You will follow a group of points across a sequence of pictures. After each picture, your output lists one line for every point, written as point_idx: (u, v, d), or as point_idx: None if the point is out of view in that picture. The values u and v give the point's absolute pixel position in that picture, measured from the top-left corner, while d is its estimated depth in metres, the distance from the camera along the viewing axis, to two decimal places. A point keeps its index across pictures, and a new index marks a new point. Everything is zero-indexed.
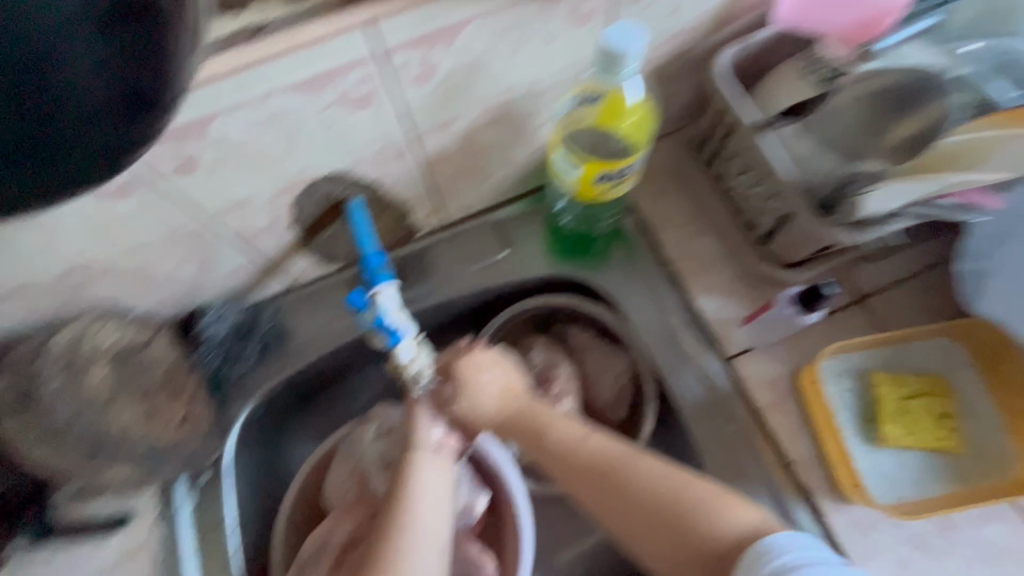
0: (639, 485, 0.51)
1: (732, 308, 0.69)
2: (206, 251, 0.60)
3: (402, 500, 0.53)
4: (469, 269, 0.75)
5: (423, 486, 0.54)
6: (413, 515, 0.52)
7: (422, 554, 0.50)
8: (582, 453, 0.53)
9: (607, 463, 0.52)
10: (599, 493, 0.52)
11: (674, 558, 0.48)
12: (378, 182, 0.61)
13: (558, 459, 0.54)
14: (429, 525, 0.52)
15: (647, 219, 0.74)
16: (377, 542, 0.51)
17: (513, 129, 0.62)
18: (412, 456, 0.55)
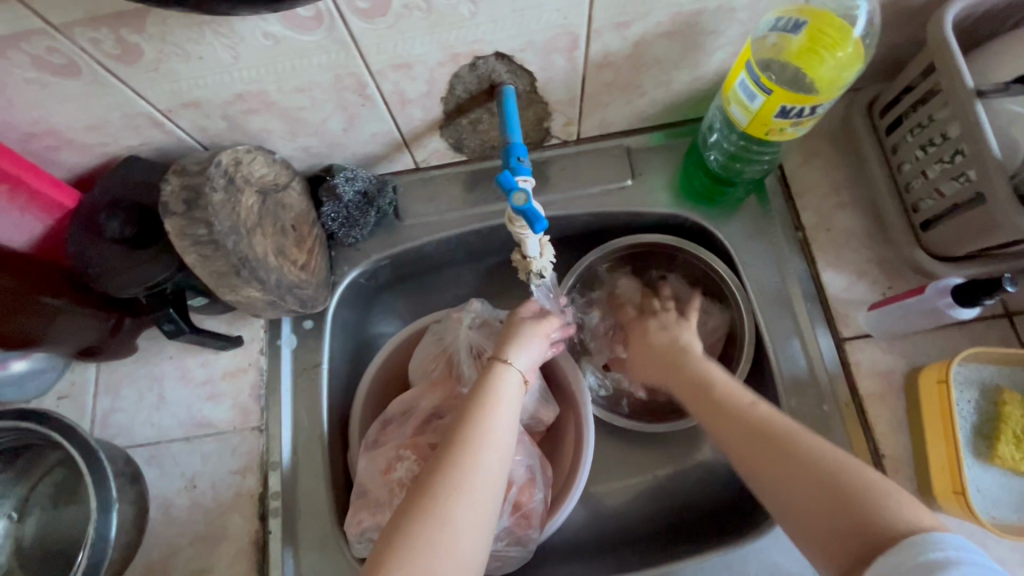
0: (808, 456, 0.49)
1: (860, 290, 0.65)
2: (358, 108, 0.60)
3: (479, 405, 0.53)
4: (591, 189, 0.72)
5: (502, 397, 0.54)
6: (489, 418, 0.51)
7: (488, 457, 0.49)
8: (751, 415, 0.54)
9: (776, 431, 0.51)
10: (753, 455, 0.51)
11: (820, 533, 0.46)
12: (536, 74, 0.60)
13: (720, 415, 0.55)
14: (503, 428, 0.51)
15: (790, 179, 0.70)
16: (446, 438, 0.51)
17: (688, 46, 0.59)
18: (497, 367, 0.56)
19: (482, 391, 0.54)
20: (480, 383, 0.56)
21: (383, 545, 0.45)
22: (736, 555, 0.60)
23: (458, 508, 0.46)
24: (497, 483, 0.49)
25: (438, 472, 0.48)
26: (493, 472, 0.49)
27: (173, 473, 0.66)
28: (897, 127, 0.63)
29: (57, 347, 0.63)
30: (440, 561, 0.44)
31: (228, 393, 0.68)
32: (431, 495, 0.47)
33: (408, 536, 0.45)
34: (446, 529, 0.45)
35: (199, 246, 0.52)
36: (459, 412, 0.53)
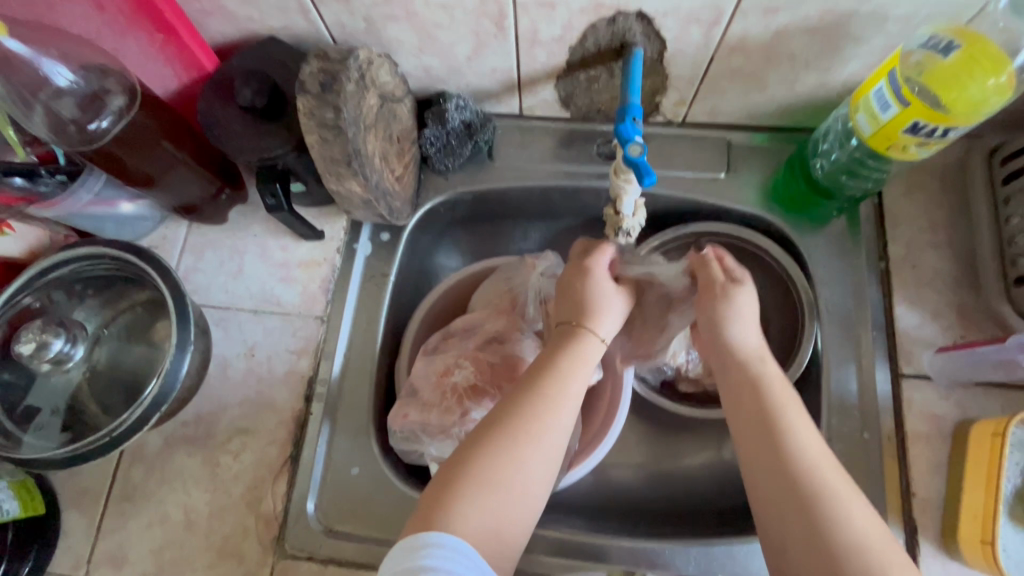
0: (841, 525, 0.44)
1: (931, 332, 0.64)
2: (489, 38, 0.62)
3: (550, 366, 0.53)
4: (684, 173, 0.73)
5: (582, 366, 0.54)
6: (570, 377, 0.52)
7: (563, 417, 0.51)
8: (800, 458, 0.48)
9: (822, 486, 0.46)
10: (776, 497, 0.47)
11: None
12: (670, 42, 0.60)
13: (764, 441, 0.49)
14: (568, 396, 0.52)
15: (888, 208, 0.69)
16: (520, 388, 0.52)
17: (827, 47, 0.58)
18: (580, 332, 0.55)
19: (564, 352, 0.54)
20: (561, 342, 0.55)
21: (457, 474, 0.47)
22: (741, 549, 0.61)
23: (529, 457, 0.48)
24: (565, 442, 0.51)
25: (516, 418, 0.49)
26: (565, 428, 0.50)
27: (235, 338, 0.70)
28: (1015, 178, 0.62)
29: (163, 197, 0.67)
30: (510, 502, 0.46)
31: (300, 280, 0.72)
32: (487, 445, 0.48)
33: (481, 472, 0.47)
34: (501, 476, 0.47)
35: (323, 129, 0.55)
36: (532, 371, 0.53)
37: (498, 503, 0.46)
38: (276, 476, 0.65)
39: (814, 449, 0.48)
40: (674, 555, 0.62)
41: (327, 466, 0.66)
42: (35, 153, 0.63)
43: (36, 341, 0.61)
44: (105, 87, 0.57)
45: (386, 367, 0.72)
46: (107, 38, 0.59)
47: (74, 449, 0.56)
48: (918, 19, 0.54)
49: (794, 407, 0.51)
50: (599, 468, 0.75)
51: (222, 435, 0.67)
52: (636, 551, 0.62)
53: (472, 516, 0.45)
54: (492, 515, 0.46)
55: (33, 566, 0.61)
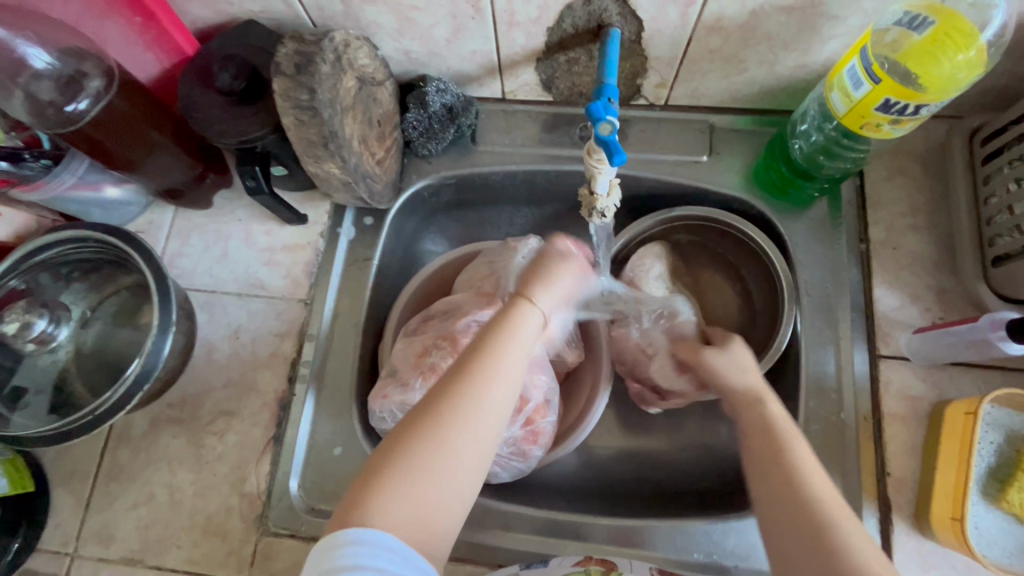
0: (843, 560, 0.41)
1: (909, 314, 0.64)
2: (466, 20, 0.62)
3: (494, 339, 0.50)
4: (666, 157, 0.73)
5: (520, 335, 0.51)
6: (503, 355, 0.49)
7: (490, 398, 0.48)
8: (806, 493, 0.45)
9: (829, 523, 0.43)
10: (795, 543, 0.43)
11: None
12: (647, 23, 0.60)
13: (779, 484, 0.46)
14: (509, 367, 0.49)
15: (869, 190, 0.69)
16: (452, 366, 0.49)
17: (804, 26, 0.58)
18: (515, 305, 0.52)
19: (498, 326, 0.50)
20: (499, 317, 0.52)
21: (380, 456, 0.46)
22: (716, 527, 0.62)
23: (455, 438, 0.46)
24: (497, 423, 0.48)
25: (439, 399, 0.47)
26: (490, 408, 0.48)
27: (221, 322, 0.71)
28: (995, 157, 0.61)
29: (146, 181, 0.68)
30: (434, 485, 0.45)
31: (284, 264, 0.73)
32: (429, 426, 0.46)
33: (395, 464, 0.45)
34: (445, 460, 0.46)
35: (298, 110, 0.55)
36: (472, 341, 0.50)
37: (417, 495, 0.44)
38: (259, 456, 0.66)
39: (820, 484, 0.45)
40: (651, 533, 0.62)
41: (310, 446, 0.67)
42: (20, 138, 0.64)
43: (19, 320, 0.62)
44: (83, 70, 0.58)
45: (370, 349, 0.72)
46: (87, 22, 0.60)
47: (58, 428, 0.58)
48: None
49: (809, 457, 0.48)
50: (582, 450, 0.75)
51: (207, 416, 0.68)
52: (613, 528, 0.63)
53: (386, 513, 0.44)
54: (411, 508, 0.44)
55: (23, 540, 0.63)
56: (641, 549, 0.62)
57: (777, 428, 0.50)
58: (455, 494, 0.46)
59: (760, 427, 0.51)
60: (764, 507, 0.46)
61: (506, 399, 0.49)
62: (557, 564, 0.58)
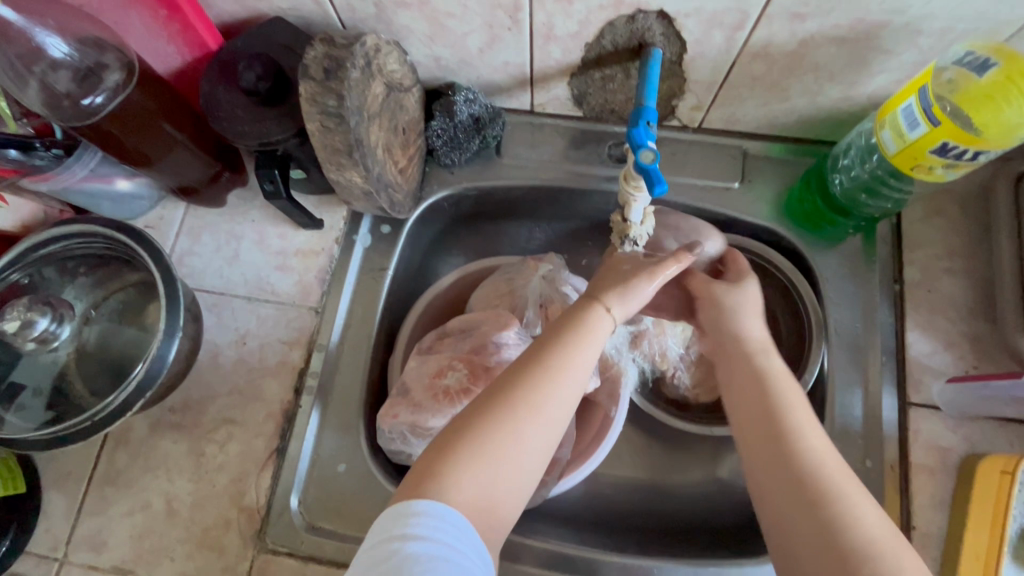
0: (851, 524, 0.42)
1: (942, 360, 0.62)
2: (502, 30, 0.60)
3: (569, 336, 0.51)
4: (696, 181, 0.70)
5: (588, 343, 0.51)
6: (577, 354, 0.50)
7: (565, 398, 0.48)
8: (809, 455, 0.46)
9: (832, 483, 0.44)
10: (778, 500, 0.45)
11: None
12: (690, 44, 0.58)
13: (780, 454, 0.47)
14: (582, 365, 0.50)
15: (906, 229, 0.66)
16: (525, 360, 0.50)
17: (856, 58, 0.56)
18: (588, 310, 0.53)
19: (575, 326, 0.52)
20: (568, 320, 0.53)
21: (454, 431, 0.46)
22: (730, 571, 0.60)
23: (532, 422, 0.46)
24: (568, 415, 0.49)
25: (519, 382, 0.48)
26: (568, 401, 0.48)
27: (228, 326, 0.69)
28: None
29: (160, 177, 0.65)
30: (503, 470, 0.45)
31: (296, 269, 0.71)
32: (509, 407, 0.46)
33: (473, 445, 0.45)
34: (521, 444, 0.46)
35: (325, 116, 0.53)
36: (549, 335, 0.51)
37: (492, 476, 0.44)
38: (260, 468, 0.64)
39: (814, 440, 0.48)
40: (664, 572, 0.60)
41: (313, 461, 0.64)
42: (31, 125, 0.61)
43: (20, 319, 0.60)
44: (103, 62, 0.56)
45: (379, 362, 0.70)
46: (109, 9, 0.57)
47: (56, 432, 0.56)
48: (953, 33, 0.51)
49: (798, 400, 0.51)
50: (592, 477, 0.73)
51: (209, 424, 0.65)
52: (623, 564, 0.61)
53: (463, 489, 0.43)
54: (484, 487, 0.44)
55: (10, 546, 0.60)
56: None
57: (771, 377, 0.53)
58: (520, 484, 0.46)
59: (756, 379, 0.53)
60: (764, 477, 0.47)
61: (574, 393, 0.49)
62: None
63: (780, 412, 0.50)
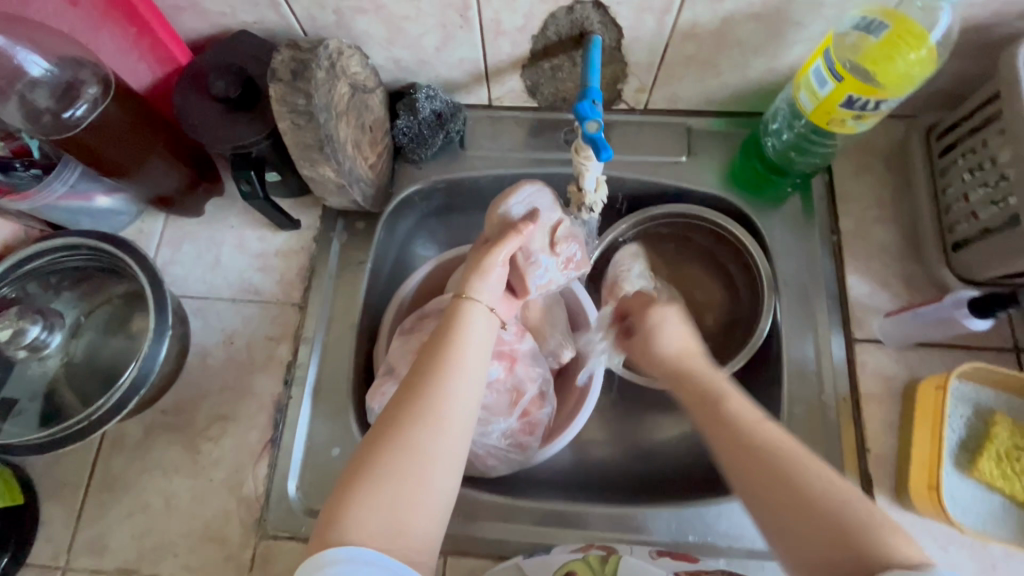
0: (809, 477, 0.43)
1: (880, 299, 0.68)
2: (455, 28, 0.65)
3: (446, 339, 0.53)
4: (647, 158, 0.76)
5: (466, 340, 0.53)
6: (456, 353, 0.52)
7: (454, 396, 0.49)
8: (750, 432, 0.46)
9: (777, 455, 0.44)
10: (753, 479, 0.44)
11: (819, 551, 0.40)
12: (625, 30, 0.64)
13: (728, 445, 0.47)
14: (467, 361, 0.52)
15: (837, 186, 0.73)
16: (410, 378, 0.51)
17: (773, 32, 0.62)
18: (459, 310, 0.55)
19: (447, 328, 0.54)
20: (445, 324, 0.55)
21: (350, 470, 0.46)
22: (707, 510, 0.64)
23: (427, 437, 0.47)
24: (468, 405, 0.50)
25: (404, 400, 0.49)
26: (460, 398, 0.49)
27: (214, 327, 0.71)
28: (952, 149, 0.66)
29: (137, 188, 0.68)
30: (404, 488, 0.45)
31: (277, 268, 0.74)
32: (396, 426, 0.47)
33: (369, 477, 0.45)
34: (416, 459, 0.46)
35: (295, 115, 0.57)
36: (429, 346, 0.53)
37: (396, 500, 0.45)
38: (255, 459, 0.66)
39: (750, 415, 0.48)
40: (647, 518, 0.64)
41: (306, 447, 0.67)
42: (10, 148, 0.64)
43: (12, 327, 0.62)
44: (79, 78, 0.59)
45: (364, 351, 0.73)
46: (81, 31, 0.61)
47: (50, 434, 0.57)
48: (851, 3, 0.58)
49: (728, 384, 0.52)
50: (576, 444, 0.77)
51: (202, 422, 0.68)
52: (608, 515, 0.64)
53: (364, 524, 0.43)
54: (388, 513, 0.44)
55: (12, 554, 0.62)
56: (638, 534, 0.64)
57: (702, 380, 0.53)
58: (436, 492, 0.46)
59: (699, 395, 0.52)
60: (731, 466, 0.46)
61: (472, 391, 0.51)
62: (559, 550, 0.59)
63: (721, 397, 0.50)
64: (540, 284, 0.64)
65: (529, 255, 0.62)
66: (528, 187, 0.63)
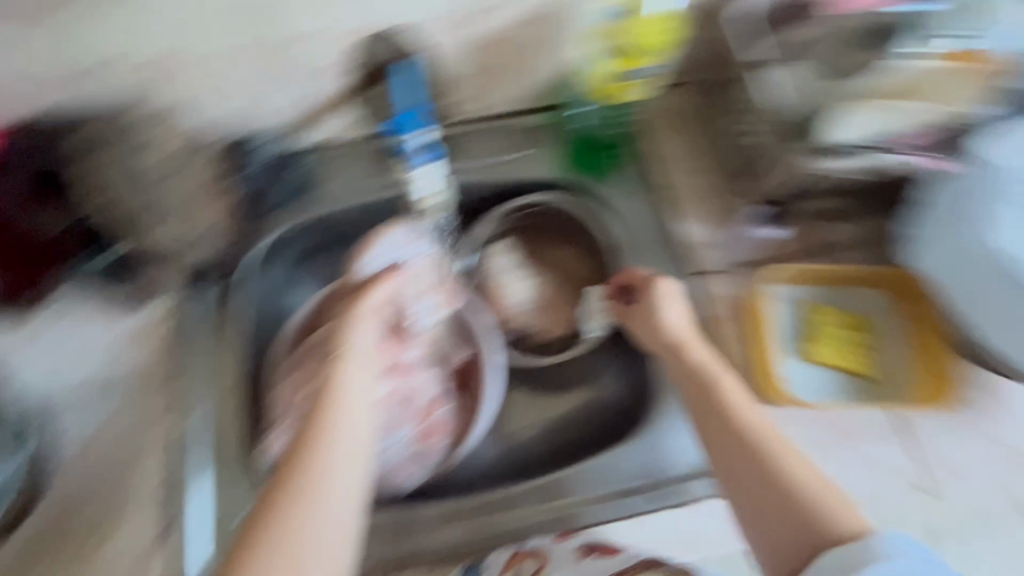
0: (789, 473, 0.55)
1: (709, 236, 0.76)
2: (260, 78, 0.67)
3: (329, 402, 0.55)
4: (484, 161, 0.79)
5: (350, 399, 0.55)
6: (339, 416, 0.54)
7: (341, 462, 0.52)
8: (747, 426, 0.57)
9: (767, 448, 0.56)
10: (743, 467, 0.56)
11: (776, 526, 0.53)
12: (423, 52, 0.69)
13: (725, 429, 0.58)
14: (353, 420, 0.55)
15: (652, 149, 0.80)
16: (296, 447, 0.53)
17: (550, 31, 0.70)
18: (338, 369, 0.57)
19: (327, 389, 0.56)
20: (326, 384, 0.57)
21: (243, 551, 0.48)
22: (610, 460, 0.68)
23: (317, 506, 0.50)
24: (358, 465, 0.53)
25: (291, 473, 0.51)
26: (348, 460, 0.52)
27: (70, 432, 0.66)
28: (729, 91, 0.74)
29: None
30: (302, 561, 0.48)
31: (128, 355, 0.69)
32: (284, 502, 0.50)
33: (264, 556, 0.48)
34: (309, 531, 0.49)
35: None
36: (313, 410, 0.55)
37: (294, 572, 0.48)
38: (149, 555, 0.62)
39: (746, 408, 0.59)
40: (558, 486, 0.68)
41: (207, 523, 0.64)
42: None
43: None
44: None
45: (251, 411, 0.71)
46: None
47: None
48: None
49: (714, 362, 0.62)
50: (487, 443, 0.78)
51: (81, 532, 0.63)
52: (521, 494, 0.67)
53: None
54: None
55: None
56: (554, 503, 0.67)
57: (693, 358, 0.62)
58: (335, 557, 0.49)
59: (685, 368, 0.62)
60: (721, 449, 0.58)
61: (354, 456, 0.53)
62: (492, 565, 0.62)
63: (711, 380, 0.61)
64: (419, 324, 0.73)
65: (405, 301, 0.70)
66: (387, 233, 0.69)
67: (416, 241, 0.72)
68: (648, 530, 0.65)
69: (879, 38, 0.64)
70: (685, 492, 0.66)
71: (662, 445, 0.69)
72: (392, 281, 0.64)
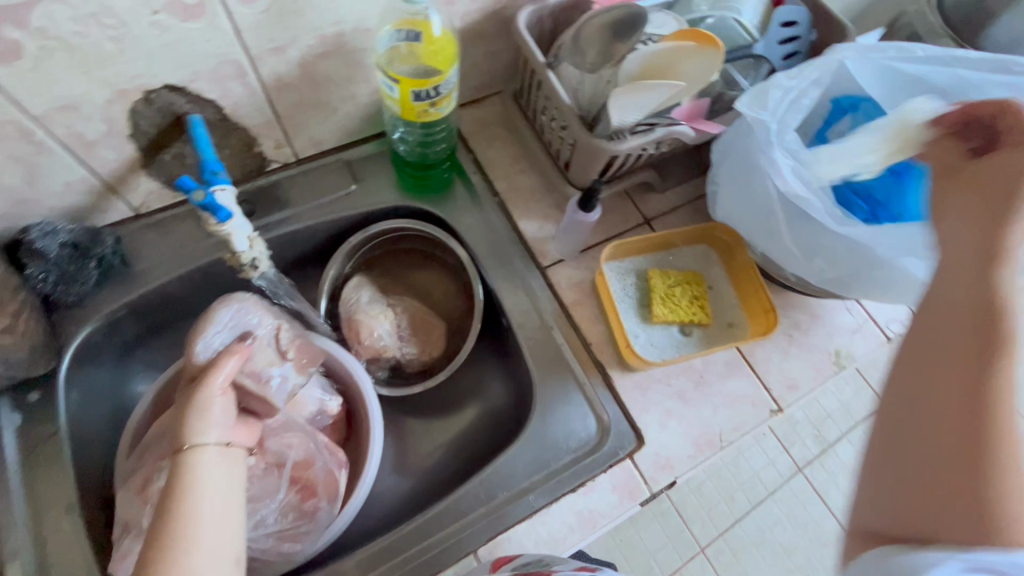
0: (1008, 446, 0.38)
1: (549, 229, 0.81)
2: (32, 157, 0.60)
3: (177, 506, 0.46)
4: (321, 200, 0.80)
5: (204, 498, 0.48)
6: (192, 519, 0.46)
7: (205, 573, 0.44)
8: (997, 389, 0.40)
9: (996, 397, 0.40)
10: (945, 416, 0.41)
11: (930, 506, 0.39)
12: (220, 102, 0.67)
13: (976, 355, 0.41)
14: (212, 522, 0.46)
15: (482, 158, 0.85)
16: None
17: (352, 62, 0.71)
18: (186, 464, 0.49)
19: (175, 491, 0.47)
20: (173, 488, 0.48)
21: None
22: (502, 464, 0.69)
23: None
24: (226, 573, 0.45)
25: None
26: (213, 571, 0.44)
27: None
28: (536, 91, 0.77)
29: None
30: None
31: None
32: None
33: None
34: None
35: None
36: (155, 522, 0.46)
37: None
38: None
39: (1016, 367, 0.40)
40: (457, 504, 0.67)
41: None
42: None
43: None
44: None
45: (98, 526, 0.64)
46: None
47: None
48: None
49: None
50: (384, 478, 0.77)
51: None
52: (421, 523, 0.66)
53: None
54: None
55: None
56: (455, 523, 0.67)
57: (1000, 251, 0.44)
58: None
59: (972, 282, 0.43)
60: (914, 397, 0.43)
61: (223, 556, 0.46)
62: None
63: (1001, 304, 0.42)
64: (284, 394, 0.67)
65: (258, 376, 0.65)
66: (214, 314, 0.63)
67: (258, 309, 0.68)
68: (550, 519, 0.66)
69: (628, 26, 0.67)
70: (582, 474, 0.68)
71: (547, 437, 0.70)
72: (235, 357, 0.58)
